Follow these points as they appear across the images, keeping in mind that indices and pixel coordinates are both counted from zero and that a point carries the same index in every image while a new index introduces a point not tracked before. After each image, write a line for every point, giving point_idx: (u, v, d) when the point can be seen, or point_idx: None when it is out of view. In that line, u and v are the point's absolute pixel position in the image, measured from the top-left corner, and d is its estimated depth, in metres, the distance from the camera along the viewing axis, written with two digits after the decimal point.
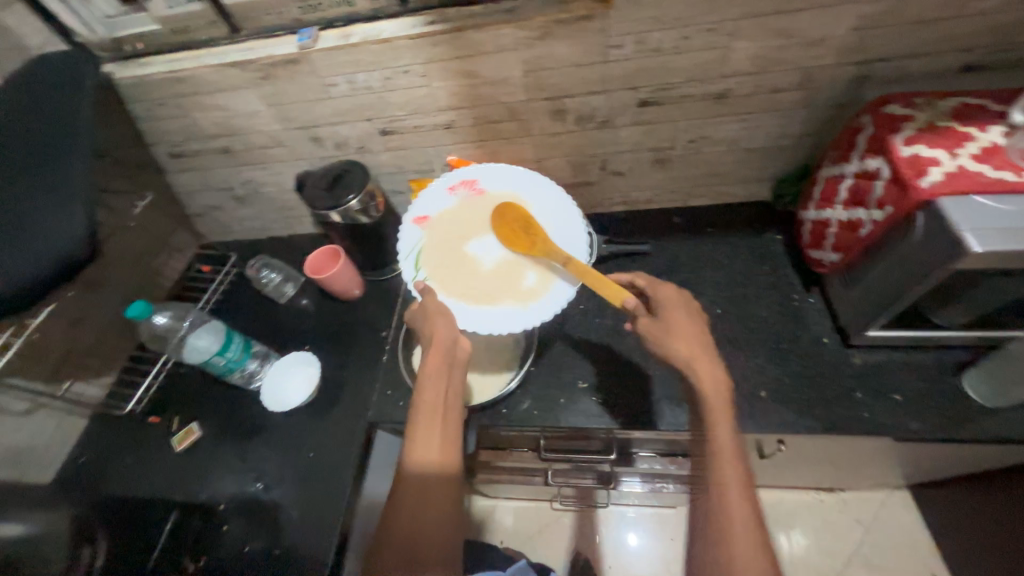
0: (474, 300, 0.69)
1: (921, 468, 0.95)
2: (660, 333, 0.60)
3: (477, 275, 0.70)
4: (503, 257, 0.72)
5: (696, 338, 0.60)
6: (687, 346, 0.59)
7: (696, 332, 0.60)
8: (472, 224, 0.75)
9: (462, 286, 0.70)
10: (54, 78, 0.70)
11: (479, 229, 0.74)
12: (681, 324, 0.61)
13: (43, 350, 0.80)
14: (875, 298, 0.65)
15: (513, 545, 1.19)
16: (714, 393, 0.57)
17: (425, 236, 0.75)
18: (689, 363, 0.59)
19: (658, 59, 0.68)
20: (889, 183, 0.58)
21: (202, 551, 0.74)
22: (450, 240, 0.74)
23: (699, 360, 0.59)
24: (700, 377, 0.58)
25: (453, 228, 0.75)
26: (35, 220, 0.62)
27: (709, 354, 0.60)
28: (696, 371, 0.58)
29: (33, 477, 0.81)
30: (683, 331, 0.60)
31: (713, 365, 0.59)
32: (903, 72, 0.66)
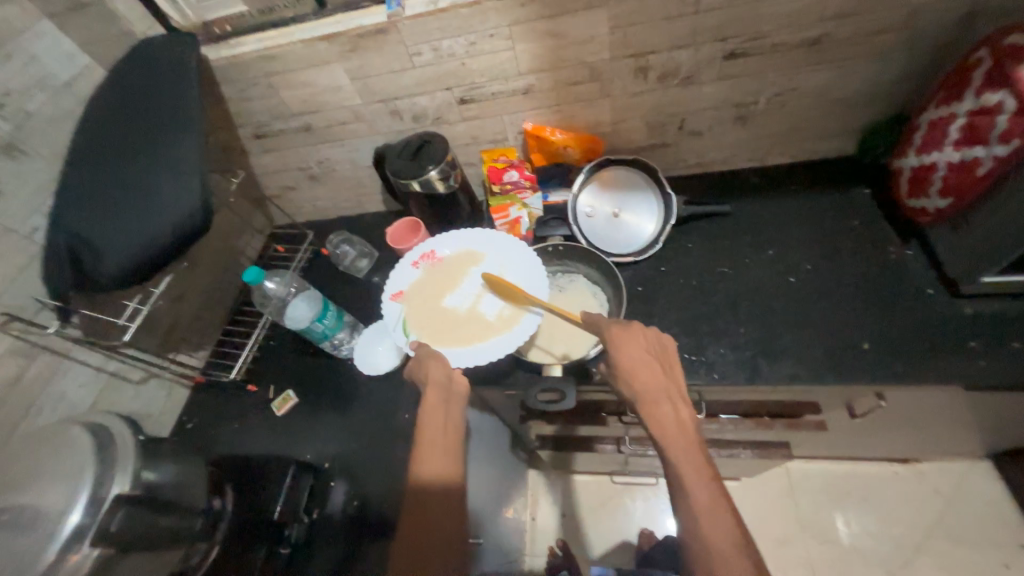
0: (467, 341, 0.73)
1: (1021, 432, 0.90)
2: (616, 365, 0.61)
3: (465, 322, 0.75)
4: (475, 300, 0.78)
5: (652, 373, 0.60)
6: (642, 381, 0.59)
7: (652, 367, 0.60)
8: (436, 283, 0.80)
9: (456, 332, 0.75)
10: (159, 56, 0.74)
11: (442, 285, 0.80)
12: (635, 358, 0.61)
13: (157, 320, 0.87)
14: (995, 240, 0.62)
15: (576, 515, 1.33)
16: (672, 428, 0.56)
17: (408, 306, 0.79)
18: (643, 400, 0.59)
19: (753, 6, 0.66)
20: (1016, 115, 0.56)
21: (315, 504, 0.78)
22: (429, 302, 0.79)
23: (655, 396, 0.59)
24: (659, 414, 0.58)
25: (422, 290, 0.80)
26: (155, 191, 0.66)
27: (667, 389, 0.59)
28: (655, 406, 0.58)
29: (154, 430, 0.89)
30: (639, 364, 0.60)
31: (664, 397, 0.58)
32: (1021, 3, 0.63)
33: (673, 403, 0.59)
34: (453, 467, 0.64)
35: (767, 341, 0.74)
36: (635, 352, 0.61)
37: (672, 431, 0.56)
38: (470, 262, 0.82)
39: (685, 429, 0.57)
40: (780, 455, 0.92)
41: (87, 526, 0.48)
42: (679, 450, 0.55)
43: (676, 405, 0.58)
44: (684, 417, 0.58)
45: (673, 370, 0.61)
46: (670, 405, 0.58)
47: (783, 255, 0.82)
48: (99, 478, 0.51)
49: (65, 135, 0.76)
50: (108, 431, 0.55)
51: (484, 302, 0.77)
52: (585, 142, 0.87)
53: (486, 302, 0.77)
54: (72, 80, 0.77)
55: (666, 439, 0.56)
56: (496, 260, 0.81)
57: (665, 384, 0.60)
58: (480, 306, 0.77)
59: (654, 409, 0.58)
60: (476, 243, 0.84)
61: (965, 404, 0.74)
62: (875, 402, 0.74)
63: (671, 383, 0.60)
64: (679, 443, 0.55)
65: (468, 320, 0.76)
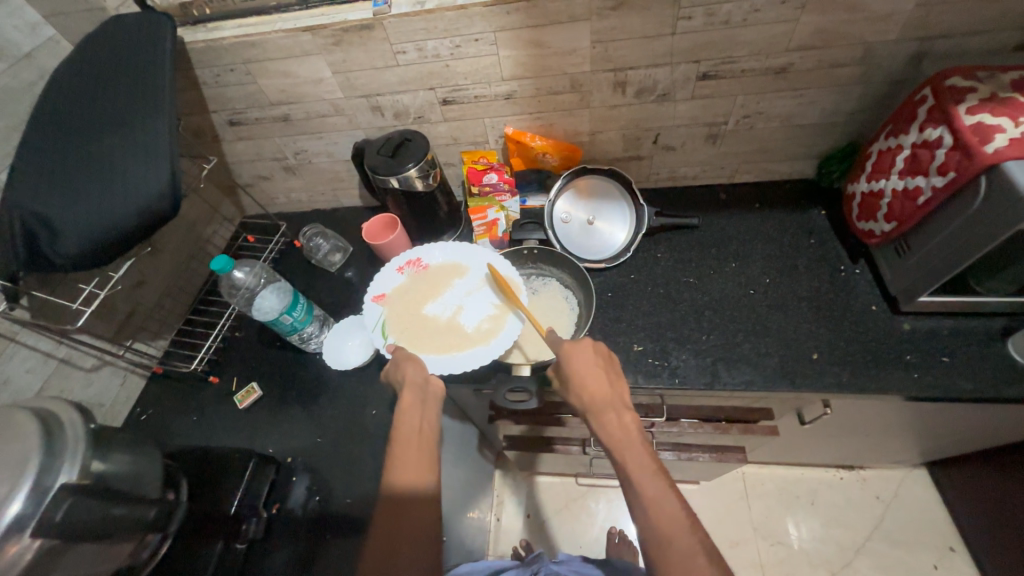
0: (443, 350, 0.75)
1: (951, 442, 0.98)
2: (567, 377, 0.64)
3: (443, 331, 0.77)
4: (456, 311, 0.79)
5: (599, 383, 0.62)
6: (589, 391, 0.62)
7: (599, 376, 0.63)
8: (419, 291, 0.82)
9: (433, 341, 0.76)
10: (131, 34, 0.71)
11: (425, 293, 0.81)
12: (582, 368, 0.63)
13: (114, 306, 0.84)
14: (931, 264, 0.67)
15: (540, 518, 1.34)
16: (619, 433, 0.58)
17: (388, 310, 0.80)
18: (592, 408, 0.61)
19: (725, 32, 0.70)
20: (951, 151, 0.61)
21: (275, 500, 0.76)
22: (410, 309, 0.80)
23: (601, 404, 0.61)
24: (606, 421, 0.59)
25: (405, 297, 0.81)
26: (121, 171, 0.63)
27: (612, 397, 0.61)
28: (602, 414, 0.60)
29: (107, 421, 0.86)
30: (586, 374, 0.63)
31: (608, 405, 0.60)
32: (961, 49, 0.70)
33: (619, 411, 0.60)
34: (428, 462, 0.63)
35: (727, 349, 0.78)
36: (582, 364, 0.63)
37: (619, 436, 0.58)
38: (455, 273, 0.84)
39: (631, 434, 0.58)
40: (736, 459, 0.96)
41: (29, 516, 0.45)
42: (627, 453, 0.56)
43: (621, 412, 0.60)
44: (629, 422, 0.59)
45: (619, 380, 0.64)
46: (615, 412, 0.60)
47: (745, 268, 0.86)
48: (46, 466, 0.48)
49: (24, 109, 0.73)
50: (56, 420, 0.53)
51: (464, 313, 0.78)
52: (563, 149, 0.89)
53: (467, 314, 0.78)
54: (34, 52, 0.74)
55: (614, 443, 0.57)
56: (480, 273, 0.83)
57: (610, 393, 0.62)
58: (460, 317, 0.78)
59: (600, 417, 0.60)
60: (463, 256, 0.85)
61: (902, 413, 0.80)
62: (823, 409, 0.79)
63: (616, 392, 0.62)
64: (626, 446, 0.57)
65: (447, 330, 0.77)
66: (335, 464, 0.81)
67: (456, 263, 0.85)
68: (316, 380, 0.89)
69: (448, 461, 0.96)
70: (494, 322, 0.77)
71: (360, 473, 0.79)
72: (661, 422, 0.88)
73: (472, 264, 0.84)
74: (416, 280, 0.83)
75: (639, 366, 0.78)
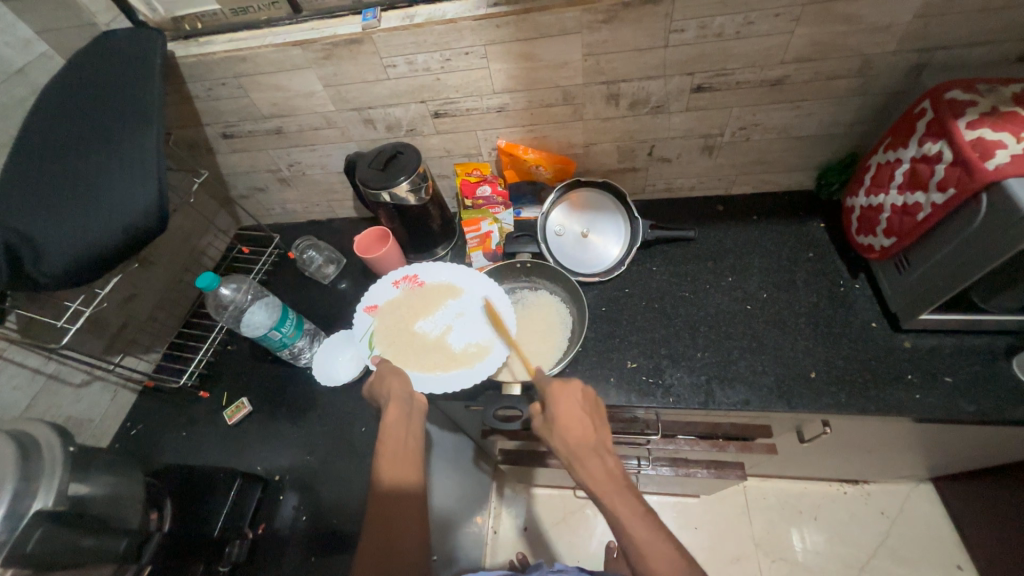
0: (426, 368, 0.75)
1: (959, 459, 0.95)
2: (553, 423, 0.61)
3: (430, 349, 0.77)
4: (445, 330, 0.79)
5: (583, 427, 0.60)
6: (574, 437, 0.59)
7: (583, 420, 0.60)
8: (412, 307, 0.82)
9: (418, 358, 0.76)
10: (122, 49, 0.71)
11: (418, 310, 0.82)
12: (569, 415, 0.60)
13: (104, 322, 0.84)
14: (934, 281, 0.65)
15: (538, 532, 1.32)
16: (606, 480, 0.56)
17: (378, 322, 0.81)
18: (577, 456, 0.58)
19: (718, 44, 0.69)
20: (951, 166, 0.59)
21: (262, 520, 0.76)
22: (400, 323, 0.80)
23: (584, 450, 0.58)
24: (591, 470, 0.56)
25: (397, 311, 0.82)
26: (107, 188, 0.63)
27: (595, 442, 0.59)
28: (585, 461, 0.57)
29: (94, 440, 0.86)
30: (571, 419, 0.60)
31: (592, 455, 0.58)
32: (962, 60, 0.68)
33: (602, 456, 0.58)
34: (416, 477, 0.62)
35: (723, 366, 0.76)
36: (569, 407, 0.61)
37: (604, 481, 0.55)
38: (450, 292, 0.83)
39: (617, 479, 0.56)
40: (734, 476, 0.93)
41: (2, 543, 0.45)
42: (616, 500, 0.54)
43: (604, 457, 0.58)
44: (614, 467, 0.57)
45: (602, 422, 0.62)
46: (599, 458, 0.58)
47: (742, 283, 0.85)
48: (19, 492, 0.48)
49: (14, 125, 0.73)
50: (34, 443, 0.52)
51: (453, 334, 0.78)
52: (556, 161, 0.88)
53: (456, 335, 0.78)
54: (26, 68, 0.74)
55: (603, 492, 0.55)
56: (475, 295, 0.82)
57: (594, 438, 0.59)
58: (448, 337, 0.78)
59: (585, 464, 0.57)
60: (458, 276, 0.85)
61: (906, 432, 0.77)
62: (822, 428, 0.76)
63: (599, 436, 0.60)
64: (615, 493, 0.55)
65: (433, 348, 0.77)
66: (322, 482, 0.80)
67: (452, 282, 0.84)
68: (307, 395, 0.89)
69: (441, 477, 0.94)
70: (482, 347, 0.76)
71: (348, 491, 0.78)
72: (657, 439, 0.86)
73: (467, 284, 0.84)
74: (411, 295, 0.84)
75: (633, 384, 0.77)
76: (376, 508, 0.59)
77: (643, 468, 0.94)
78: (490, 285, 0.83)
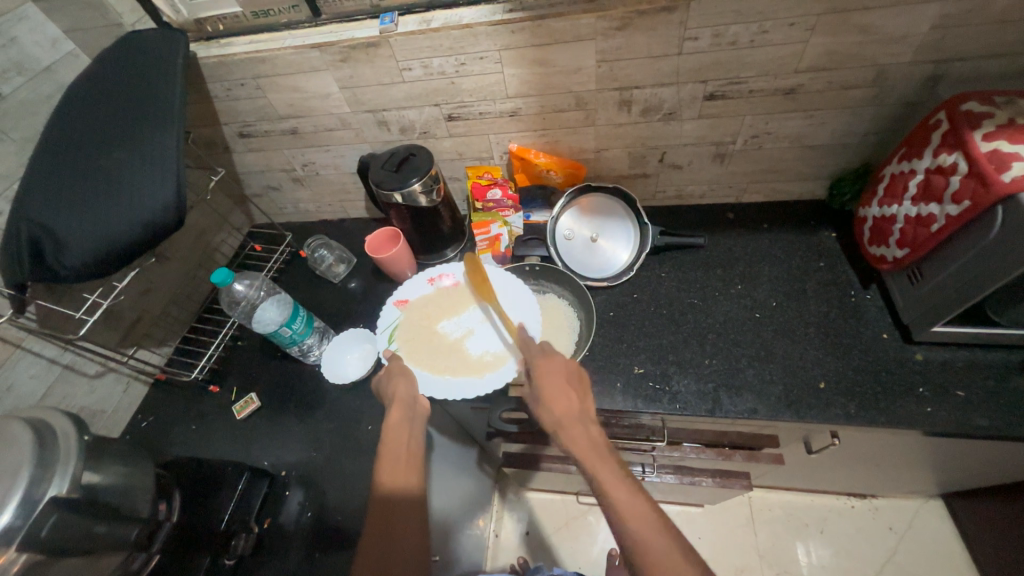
0: (437, 369, 0.76)
1: (970, 475, 0.93)
2: (539, 396, 0.62)
3: (446, 352, 0.78)
4: (466, 335, 0.80)
5: (567, 397, 0.61)
6: (558, 405, 0.60)
7: (568, 391, 0.61)
8: (440, 306, 0.84)
9: (432, 359, 0.77)
10: (146, 48, 0.73)
11: (443, 311, 0.83)
12: (554, 387, 0.62)
13: (120, 315, 0.85)
14: (946, 294, 0.65)
15: (540, 537, 1.32)
16: (587, 446, 0.56)
17: (404, 317, 0.83)
18: (559, 424, 0.59)
19: (732, 53, 0.69)
20: (966, 178, 0.59)
21: (268, 514, 0.77)
22: (424, 322, 0.82)
23: (568, 419, 0.59)
24: (573, 435, 0.58)
25: (425, 309, 0.84)
26: (127, 184, 0.64)
27: (579, 410, 0.60)
28: (568, 427, 0.58)
29: (106, 431, 0.87)
30: (554, 387, 0.62)
31: (574, 421, 0.59)
32: (978, 72, 0.68)
33: (585, 424, 0.59)
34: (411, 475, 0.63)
35: (731, 374, 0.76)
36: (552, 378, 0.63)
37: (585, 447, 0.56)
38: (478, 297, 0.84)
39: (599, 446, 0.56)
40: (740, 485, 0.93)
41: (16, 528, 0.45)
42: (595, 461, 0.55)
43: (586, 424, 0.59)
44: (596, 435, 0.58)
45: (587, 393, 0.62)
46: (580, 424, 0.59)
47: (751, 291, 0.84)
48: (37, 478, 0.49)
49: (41, 121, 0.75)
50: (50, 431, 0.53)
51: (473, 340, 0.79)
52: (567, 166, 0.88)
53: (474, 341, 0.79)
54: (53, 66, 0.76)
55: (584, 456, 0.55)
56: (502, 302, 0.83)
57: (578, 407, 0.60)
58: (467, 342, 0.79)
59: (568, 432, 0.58)
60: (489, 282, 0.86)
61: (917, 446, 0.76)
62: (831, 440, 0.76)
63: (583, 405, 0.61)
64: (598, 459, 0.55)
65: (450, 351, 0.78)
66: (328, 478, 0.80)
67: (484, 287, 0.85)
68: (315, 392, 0.90)
69: (444, 479, 0.93)
70: (498, 358, 0.76)
71: (354, 488, 0.79)
72: (663, 447, 0.86)
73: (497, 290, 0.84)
74: (443, 294, 0.85)
75: (639, 389, 0.77)
76: (375, 504, 0.60)
77: (648, 476, 0.94)
78: (518, 294, 0.83)
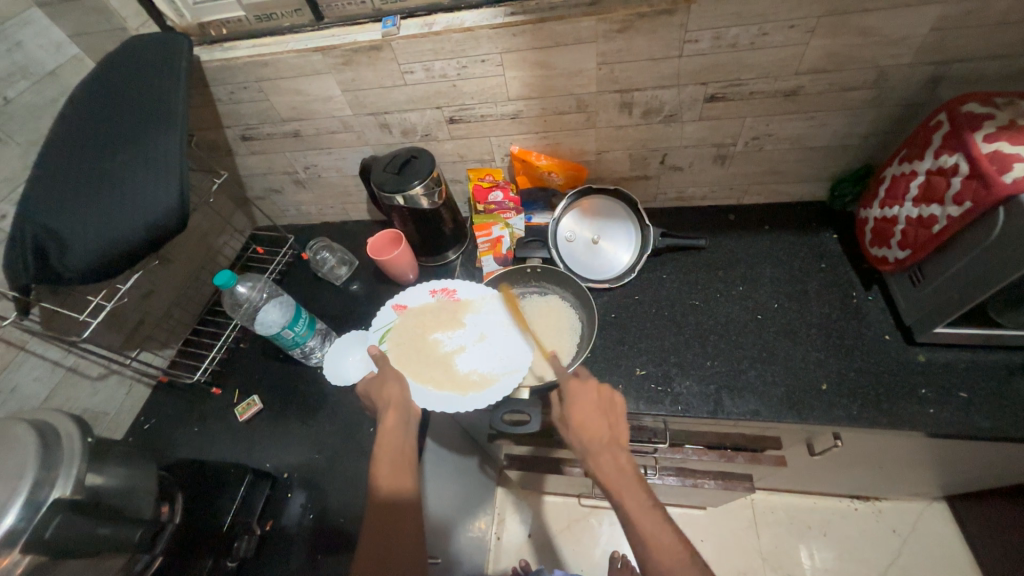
0: (422, 379, 0.76)
1: (973, 478, 0.93)
2: (567, 420, 0.64)
3: (435, 363, 0.77)
4: (458, 349, 0.79)
5: (597, 422, 0.62)
6: (588, 433, 0.62)
7: (597, 417, 0.63)
8: (437, 316, 0.83)
9: (420, 367, 0.77)
10: (150, 52, 0.74)
11: (440, 322, 0.83)
12: (583, 412, 0.63)
13: (123, 317, 0.86)
14: (949, 295, 0.65)
15: (542, 539, 1.31)
16: (615, 472, 0.58)
17: (400, 321, 0.83)
18: (590, 450, 0.61)
19: (732, 55, 0.69)
20: (967, 179, 0.59)
21: (270, 517, 0.77)
22: (419, 329, 0.82)
23: (597, 444, 0.61)
24: (603, 462, 0.59)
25: (422, 317, 0.83)
26: (130, 187, 0.65)
27: (609, 436, 0.61)
28: (598, 454, 0.60)
29: (108, 433, 0.87)
30: (585, 415, 0.63)
31: (606, 450, 0.60)
32: (978, 74, 0.68)
33: (615, 450, 0.60)
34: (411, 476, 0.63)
35: (733, 375, 0.76)
36: (582, 405, 0.64)
37: (614, 475, 0.58)
38: (478, 313, 0.83)
39: (627, 473, 0.58)
40: (743, 488, 0.93)
41: (20, 530, 0.46)
42: (624, 491, 0.56)
43: (616, 451, 0.60)
44: (624, 461, 0.59)
45: (617, 418, 0.64)
46: (610, 451, 0.60)
47: (753, 292, 0.84)
48: (40, 479, 0.49)
49: (45, 123, 0.76)
50: (54, 433, 0.53)
51: (463, 357, 0.78)
52: (568, 168, 0.89)
53: (465, 357, 0.78)
54: (58, 70, 0.77)
55: (612, 483, 0.57)
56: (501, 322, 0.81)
57: (607, 433, 0.62)
58: (457, 358, 0.78)
59: (596, 457, 0.60)
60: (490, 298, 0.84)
61: (920, 448, 0.76)
62: (833, 441, 0.76)
63: (613, 430, 0.62)
64: (624, 486, 0.57)
65: (438, 362, 0.78)
66: (329, 480, 0.80)
67: (485, 303, 0.84)
68: (317, 394, 0.90)
69: (446, 482, 0.93)
70: (485, 379, 0.75)
71: (357, 489, 0.79)
72: (665, 449, 0.85)
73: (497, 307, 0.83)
74: (443, 304, 0.85)
75: (641, 391, 0.77)
76: (376, 508, 0.60)
77: (650, 477, 0.93)
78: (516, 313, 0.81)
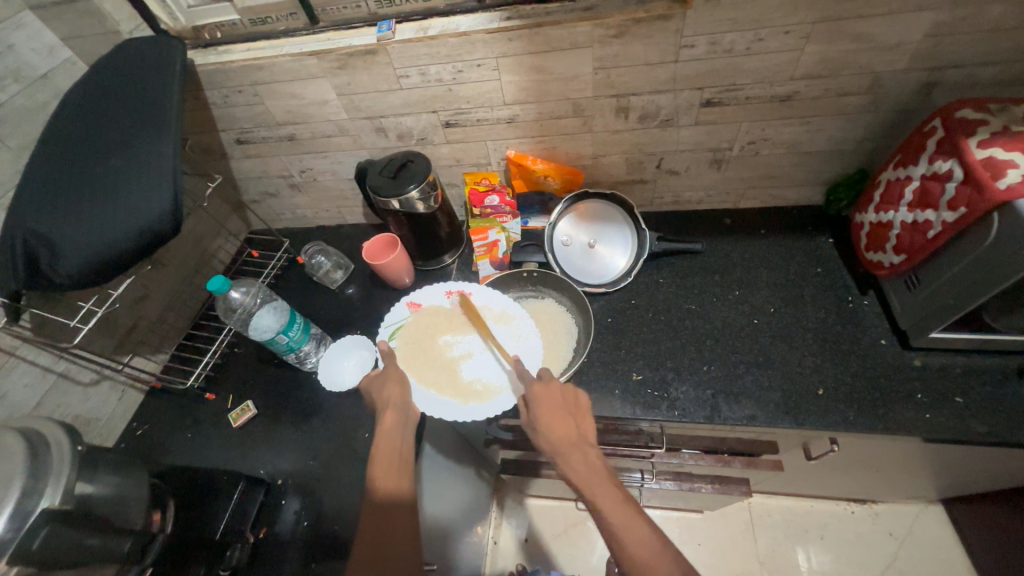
0: (425, 382, 0.75)
1: (969, 482, 0.93)
2: (537, 423, 0.62)
3: (440, 366, 0.77)
4: (465, 356, 0.78)
5: (564, 424, 0.61)
6: (557, 433, 0.60)
7: (565, 419, 0.62)
8: (449, 319, 0.83)
9: (425, 370, 0.76)
10: (143, 56, 0.73)
11: (451, 325, 0.82)
12: (549, 413, 0.62)
13: (115, 322, 0.85)
14: (942, 300, 0.65)
15: (539, 543, 1.31)
16: (586, 470, 0.57)
17: (412, 319, 0.83)
18: (560, 451, 0.59)
19: (727, 60, 0.69)
20: (962, 184, 0.59)
21: (263, 524, 0.76)
22: (429, 331, 0.81)
23: (567, 445, 0.60)
24: (573, 462, 0.58)
25: (434, 318, 0.83)
26: (123, 192, 0.64)
27: (576, 436, 0.61)
28: (568, 456, 0.59)
29: (99, 441, 0.86)
30: (551, 417, 0.62)
31: (576, 450, 0.59)
32: (973, 80, 0.68)
33: (583, 449, 0.60)
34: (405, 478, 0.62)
35: (729, 380, 0.76)
36: (549, 406, 0.63)
37: (586, 475, 0.57)
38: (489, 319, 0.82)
39: (598, 472, 0.57)
40: (739, 492, 0.92)
41: (7, 541, 0.45)
42: (597, 489, 0.55)
43: (586, 450, 0.59)
44: (595, 460, 0.58)
45: (585, 419, 0.63)
46: (580, 451, 0.59)
47: (750, 296, 0.85)
48: (29, 489, 0.49)
49: (37, 127, 0.75)
50: (43, 442, 0.53)
51: (469, 363, 0.78)
52: (564, 172, 0.88)
53: (471, 366, 0.77)
54: (50, 73, 0.76)
55: (582, 483, 0.56)
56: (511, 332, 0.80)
57: (576, 432, 0.61)
58: (463, 364, 0.77)
59: (567, 458, 0.59)
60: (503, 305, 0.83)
61: (916, 452, 0.76)
62: (830, 446, 0.76)
63: (580, 430, 0.61)
64: (596, 484, 0.56)
65: (443, 367, 0.77)
66: (324, 486, 0.80)
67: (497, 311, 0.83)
68: (312, 399, 0.89)
69: (443, 487, 0.92)
70: (488, 391, 0.74)
71: (351, 496, 0.78)
72: (663, 454, 0.85)
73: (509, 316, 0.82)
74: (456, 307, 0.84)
75: (638, 397, 0.76)
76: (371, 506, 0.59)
77: (647, 482, 0.93)
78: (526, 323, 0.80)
